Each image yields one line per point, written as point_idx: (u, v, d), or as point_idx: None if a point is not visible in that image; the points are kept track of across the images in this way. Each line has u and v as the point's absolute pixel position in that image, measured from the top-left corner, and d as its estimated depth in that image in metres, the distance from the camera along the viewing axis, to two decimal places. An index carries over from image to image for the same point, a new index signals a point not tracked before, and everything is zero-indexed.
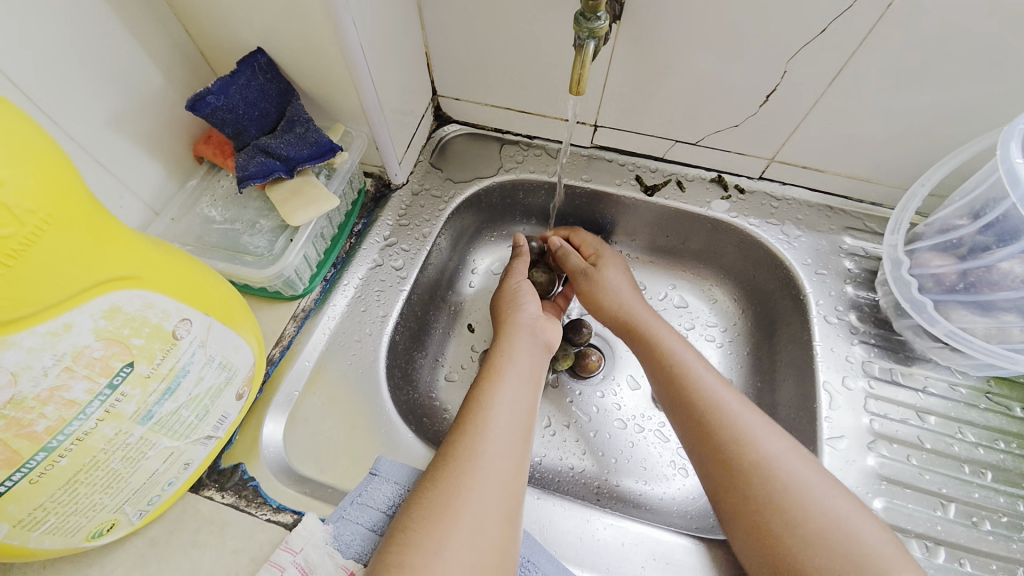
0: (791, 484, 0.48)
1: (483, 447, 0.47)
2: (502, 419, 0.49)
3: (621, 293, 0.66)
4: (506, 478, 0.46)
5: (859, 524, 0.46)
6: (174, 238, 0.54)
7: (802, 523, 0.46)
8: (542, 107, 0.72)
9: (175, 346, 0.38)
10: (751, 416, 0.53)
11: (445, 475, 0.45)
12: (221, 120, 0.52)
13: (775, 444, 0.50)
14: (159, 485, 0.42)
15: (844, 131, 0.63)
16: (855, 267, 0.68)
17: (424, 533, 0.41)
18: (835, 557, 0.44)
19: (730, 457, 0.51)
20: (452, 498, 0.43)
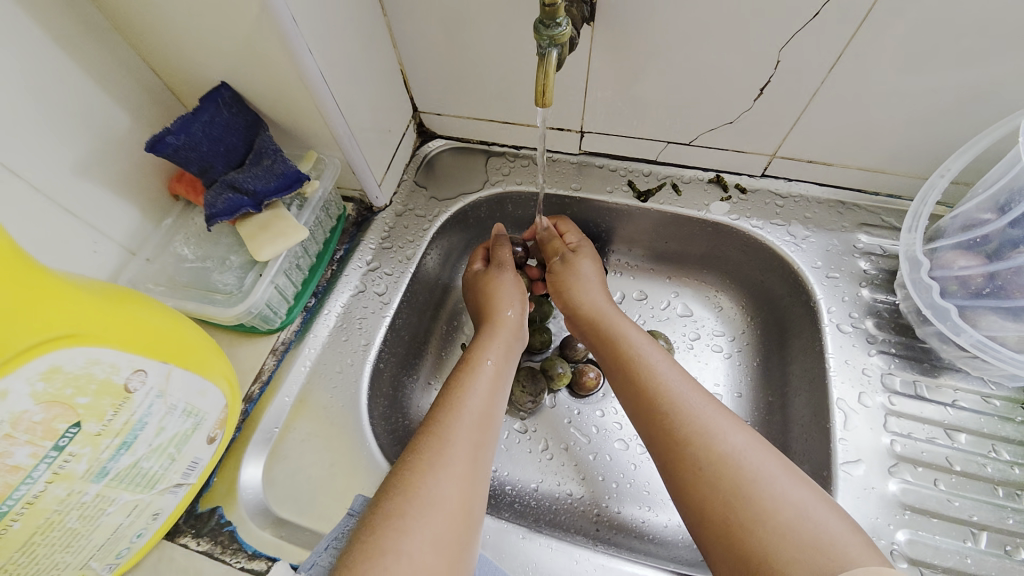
0: (758, 480, 0.44)
1: (450, 453, 0.47)
2: (469, 427, 0.49)
3: (591, 291, 0.64)
4: (469, 485, 0.46)
5: (830, 521, 0.42)
6: (149, 279, 0.53)
7: (775, 523, 0.42)
8: (525, 116, 0.69)
9: (129, 399, 0.38)
10: (713, 410, 0.50)
11: (412, 481, 0.45)
12: (185, 158, 0.50)
13: (737, 438, 0.47)
14: (126, 537, 0.42)
15: (852, 121, 0.58)
16: (871, 268, 0.62)
17: (391, 539, 0.41)
18: (810, 557, 0.40)
19: (692, 453, 0.47)
20: (418, 505, 0.43)
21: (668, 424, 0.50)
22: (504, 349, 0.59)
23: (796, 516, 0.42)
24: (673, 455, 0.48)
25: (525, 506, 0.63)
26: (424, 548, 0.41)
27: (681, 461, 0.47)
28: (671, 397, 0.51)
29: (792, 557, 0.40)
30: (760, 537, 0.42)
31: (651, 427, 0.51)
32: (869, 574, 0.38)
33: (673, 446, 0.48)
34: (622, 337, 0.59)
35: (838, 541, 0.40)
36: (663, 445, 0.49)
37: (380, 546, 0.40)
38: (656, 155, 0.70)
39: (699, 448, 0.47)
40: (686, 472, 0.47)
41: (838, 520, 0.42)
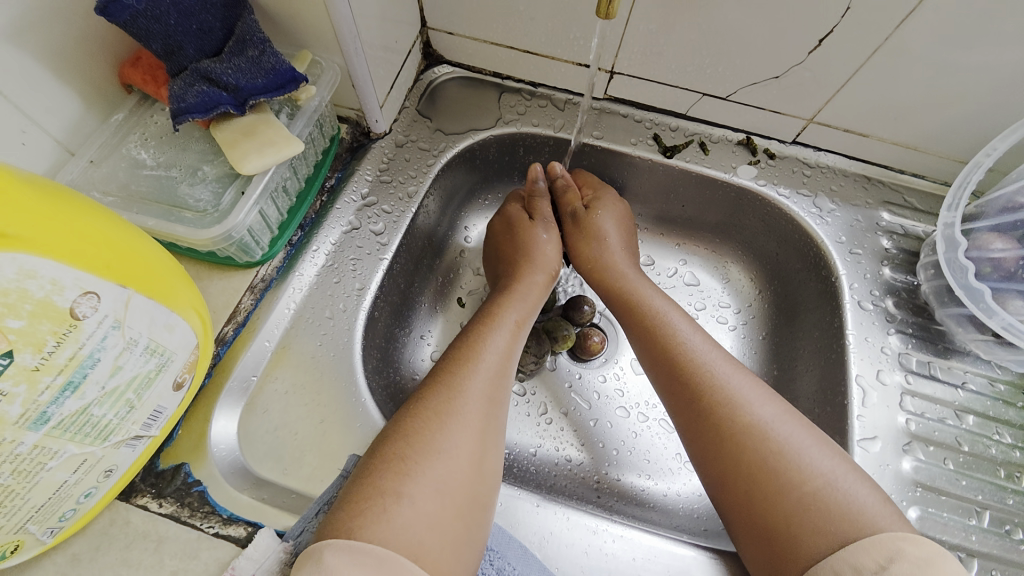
0: (784, 451, 0.42)
1: (463, 401, 0.42)
2: (485, 376, 0.45)
3: (610, 246, 0.59)
4: (481, 436, 0.42)
5: (860, 491, 0.39)
6: (91, 187, 0.43)
7: (800, 493, 0.40)
8: (551, 47, 0.60)
9: (77, 328, 0.30)
10: (741, 377, 0.46)
11: (417, 424, 0.41)
12: (145, 30, 0.40)
13: (767, 410, 0.44)
14: (72, 498, 0.34)
15: (904, 92, 0.54)
16: (892, 247, 0.61)
17: (390, 482, 0.37)
18: (833, 525, 0.38)
19: (722, 420, 0.44)
20: (424, 451, 0.39)
21: (692, 388, 0.46)
22: (527, 303, 0.54)
23: (823, 485, 0.40)
24: (698, 421, 0.45)
25: (523, 471, 0.59)
26: (427, 492, 0.38)
27: (705, 429, 0.45)
28: (698, 362, 0.48)
29: (816, 526, 0.38)
30: (783, 505, 0.40)
31: (672, 392, 0.48)
32: (896, 541, 0.35)
33: (697, 411, 0.46)
34: (644, 300, 0.54)
35: (867, 510, 0.38)
36: (686, 409, 0.47)
37: (379, 488, 0.37)
38: (687, 108, 0.64)
39: (723, 414, 0.44)
40: (714, 444, 0.44)
41: (868, 490, 0.40)
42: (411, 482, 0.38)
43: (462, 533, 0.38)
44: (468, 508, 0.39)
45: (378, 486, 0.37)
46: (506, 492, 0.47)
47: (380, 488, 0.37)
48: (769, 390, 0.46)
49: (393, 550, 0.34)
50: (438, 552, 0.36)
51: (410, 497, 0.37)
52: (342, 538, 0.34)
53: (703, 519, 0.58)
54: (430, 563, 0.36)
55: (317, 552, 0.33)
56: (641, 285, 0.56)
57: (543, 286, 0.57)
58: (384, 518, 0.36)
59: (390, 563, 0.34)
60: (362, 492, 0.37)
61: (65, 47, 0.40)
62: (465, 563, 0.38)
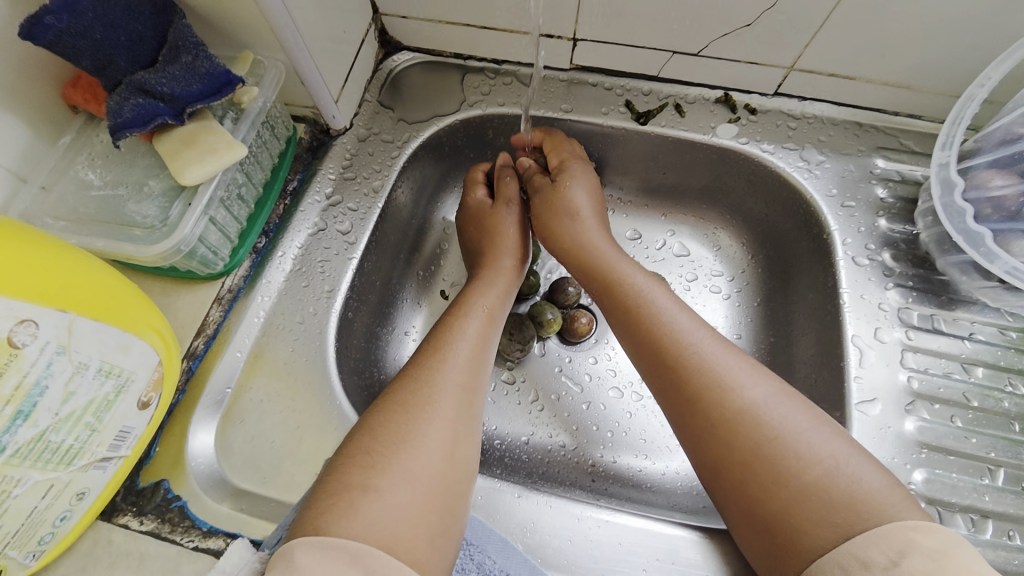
0: (779, 437, 0.39)
1: (434, 391, 0.42)
2: (457, 365, 0.44)
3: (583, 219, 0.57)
4: (454, 423, 0.41)
5: (865, 475, 0.37)
6: (45, 213, 0.42)
7: (800, 484, 0.37)
8: (507, 20, 0.57)
9: (18, 356, 0.30)
10: (729, 358, 0.44)
11: (386, 418, 0.40)
12: (72, 49, 0.39)
13: (758, 392, 0.42)
14: (47, 523, 0.35)
15: (889, 24, 0.50)
16: (888, 196, 0.57)
17: (359, 476, 0.36)
18: (838, 516, 0.35)
19: (711, 412, 0.42)
20: (394, 443, 0.38)
21: (679, 376, 0.44)
22: (501, 291, 0.53)
23: (824, 472, 0.37)
24: (688, 411, 0.43)
25: (515, 460, 0.58)
26: (398, 487, 0.36)
27: (695, 420, 0.43)
28: (679, 343, 0.45)
29: (819, 517, 0.36)
30: (784, 496, 0.38)
31: (657, 373, 0.46)
32: (907, 532, 0.33)
33: (687, 402, 0.43)
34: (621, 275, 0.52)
35: (873, 497, 0.36)
36: (675, 397, 0.44)
37: (347, 483, 0.36)
38: (658, 69, 0.61)
39: (713, 403, 0.42)
40: (706, 436, 0.42)
41: (874, 474, 0.37)
42: (380, 475, 0.36)
43: (437, 530, 0.36)
44: (443, 503, 0.38)
45: (346, 481, 0.36)
46: (486, 484, 0.46)
47: (349, 483, 0.36)
48: (757, 367, 0.44)
49: (362, 544, 0.33)
50: (411, 544, 0.35)
51: (379, 489, 0.36)
52: (311, 536, 0.33)
53: (703, 495, 0.56)
54: (403, 555, 0.34)
55: (289, 551, 0.32)
56: (617, 260, 0.54)
57: (512, 271, 0.56)
58: (352, 512, 0.34)
59: (359, 557, 0.32)
60: (329, 489, 0.36)
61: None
62: (442, 556, 0.37)
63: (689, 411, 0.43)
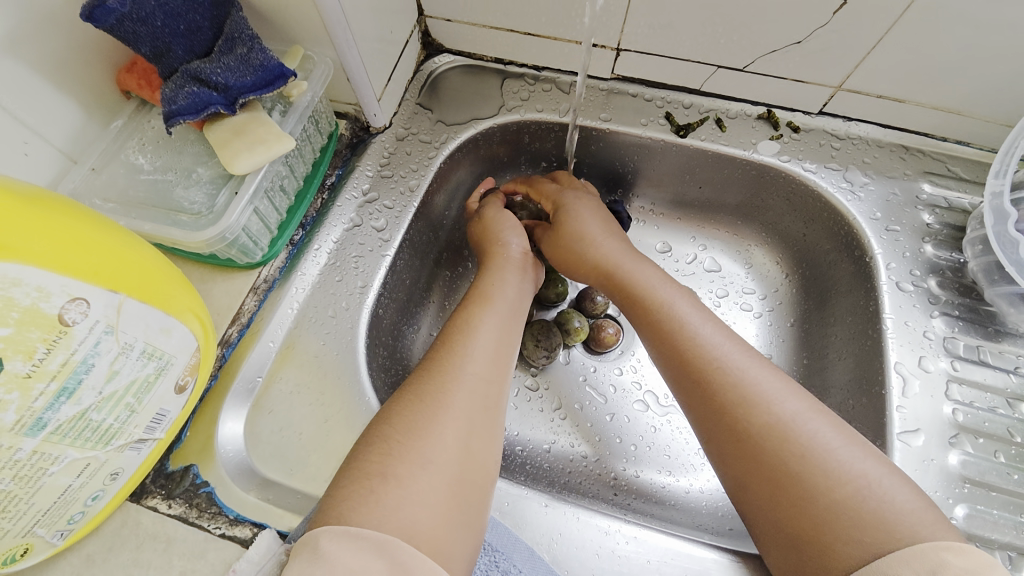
0: (808, 454, 0.37)
1: (451, 382, 0.41)
2: (475, 358, 0.43)
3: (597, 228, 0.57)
4: (473, 414, 0.40)
5: (899, 495, 0.35)
6: (93, 194, 0.43)
7: (829, 501, 0.35)
8: (553, 27, 0.57)
9: (67, 334, 0.30)
10: (758, 369, 0.43)
11: (402, 407, 0.39)
12: (133, 34, 0.40)
13: (791, 405, 0.40)
14: (79, 501, 0.35)
15: (946, 49, 0.49)
16: (934, 222, 0.56)
17: (377, 464, 0.36)
18: (869, 535, 0.33)
19: (737, 421, 0.40)
20: (411, 431, 0.38)
21: (701, 381, 0.43)
22: (519, 288, 0.53)
23: (854, 492, 0.35)
24: (713, 420, 0.42)
25: (536, 468, 0.57)
26: (418, 476, 0.36)
27: (722, 426, 0.41)
28: (706, 346, 0.44)
29: (848, 535, 0.34)
30: (812, 512, 0.35)
31: (682, 380, 0.45)
32: (939, 552, 0.31)
33: (712, 413, 0.42)
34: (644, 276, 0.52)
35: (906, 518, 0.34)
36: (700, 407, 0.43)
37: (367, 469, 0.36)
38: (701, 83, 0.60)
39: (742, 411, 0.40)
40: (732, 443, 0.40)
41: (907, 494, 0.35)
42: (398, 463, 0.36)
43: (454, 524, 0.35)
44: (462, 497, 0.37)
45: (364, 468, 0.36)
46: (513, 490, 0.46)
47: (368, 471, 0.36)
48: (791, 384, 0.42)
49: (387, 535, 0.32)
50: (433, 533, 0.34)
51: (398, 478, 0.35)
52: (334, 523, 0.33)
53: (729, 518, 0.55)
54: (424, 545, 0.33)
55: (313, 539, 0.32)
56: (641, 263, 0.53)
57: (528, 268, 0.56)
58: (373, 499, 0.34)
59: (386, 548, 0.32)
60: (349, 476, 0.36)
61: (60, 55, 0.40)
62: (464, 549, 0.35)
63: (710, 417, 0.42)
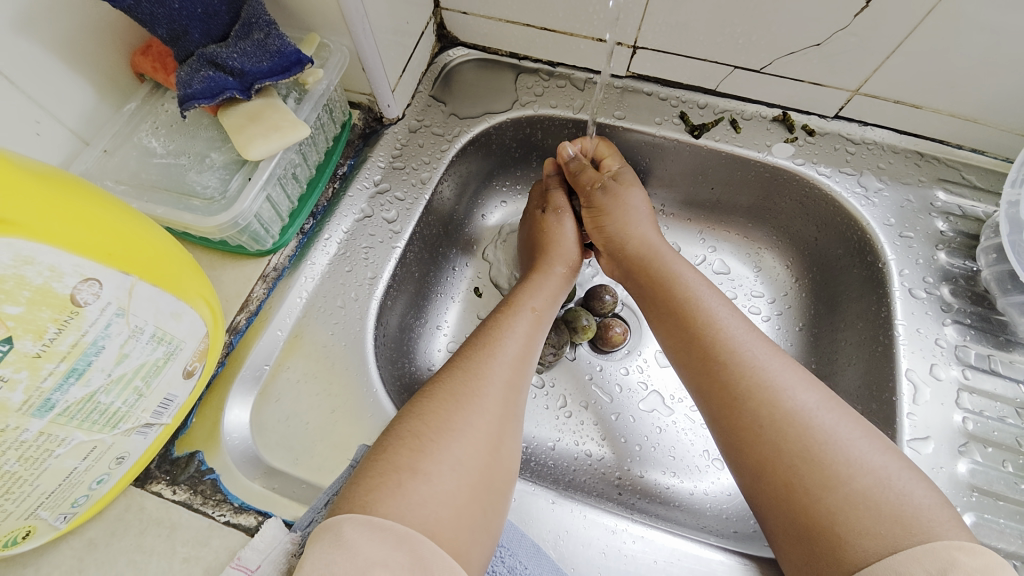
0: (830, 442, 0.38)
1: (483, 384, 0.41)
2: (504, 361, 0.43)
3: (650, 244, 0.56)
4: (501, 420, 0.40)
5: (916, 491, 0.35)
6: (104, 177, 0.43)
7: (847, 491, 0.35)
8: (569, 23, 0.57)
9: (78, 314, 0.30)
10: (780, 362, 0.43)
11: (433, 406, 0.39)
12: (150, 15, 0.39)
13: (803, 397, 0.40)
14: (84, 485, 0.35)
15: (966, 55, 0.48)
16: (948, 230, 0.56)
17: (407, 458, 0.35)
18: (884, 526, 0.33)
19: (749, 418, 0.40)
20: (442, 429, 0.37)
21: (719, 373, 0.43)
22: (549, 293, 0.53)
23: (873, 482, 0.35)
24: (725, 414, 0.42)
25: (541, 465, 0.57)
26: (445, 475, 0.35)
27: (740, 419, 0.41)
28: (735, 347, 0.44)
29: (864, 526, 0.34)
30: (828, 501, 0.35)
31: (703, 376, 0.44)
32: (950, 551, 0.31)
33: (724, 408, 0.42)
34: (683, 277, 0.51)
35: (922, 514, 0.34)
36: (716, 397, 0.43)
37: (395, 463, 0.35)
38: (717, 84, 0.60)
39: (762, 402, 0.40)
40: (747, 437, 0.40)
41: (924, 490, 0.35)
42: (428, 459, 0.36)
43: (474, 527, 0.35)
44: (484, 498, 0.37)
45: (393, 462, 0.35)
46: (519, 487, 0.46)
47: (396, 463, 0.35)
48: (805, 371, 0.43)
49: (409, 529, 0.32)
50: (454, 533, 0.34)
51: (427, 474, 0.35)
52: (358, 512, 0.33)
53: (733, 520, 0.54)
54: (445, 544, 0.33)
55: (335, 525, 0.32)
56: (675, 259, 0.53)
57: (561, 276, 0.55)
58: (400, 494, 0.34)
59: (408, 543, 0.31)
60: (375, 468, 0.35)
61: (74, 34, 0.40)
62: (480, 549, 0.35)
63: (722, 413, 0.42)
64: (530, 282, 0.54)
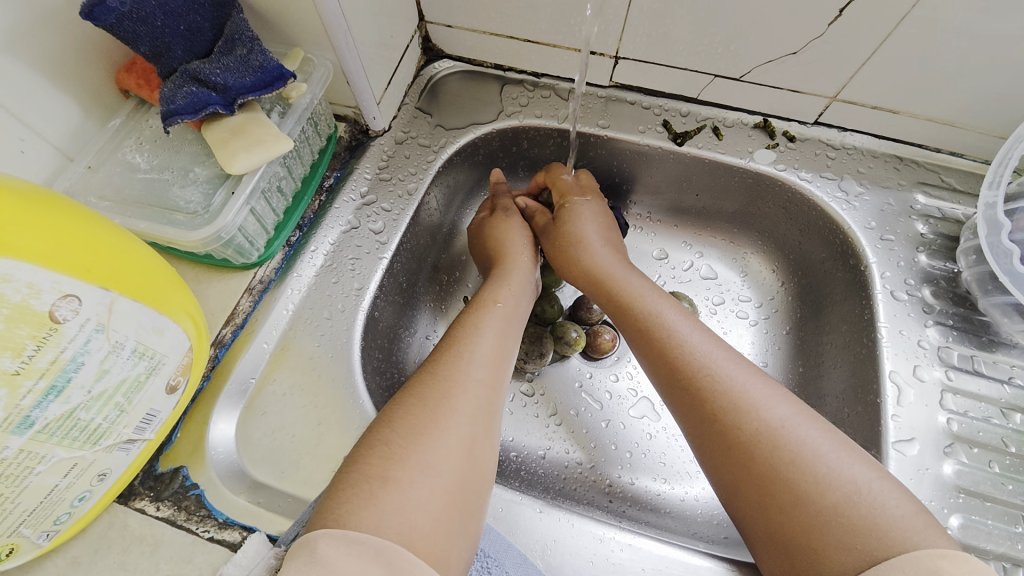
0: (798, 460, 0.38)
1: (454, 386, 0.41)
2: (477, 362, 0.43)
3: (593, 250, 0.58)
4: (474, 421, 0.40)
5: (889, 501, 0.35)
6: (89, 192, 0.43)
7: (819, 507, 0.36)
8: (552, 34, 0.58)
9: (58, 331, 0.30)
10: (746, 377, 0.43)
11: (406, 411, 0.39)
12: (133, 33, 0.40)
13: (775, 413, 0.40)
14: (66, 502, 0.35)
15: (939, 62, 0.49)
16: (929, 232, 0.56)
17: (378, 467, 0.35)
18: (860, 541, 0.34)
19: (725, 432, 0.41)
20: (413, 435, 0.37)
21: (694, 389, 0.44)
22: (523, 296, 0.53)
23: (845, 497, 0.35)
24: (705, 434, 0.42)
25: (531, 474, 0.57)
26: (417, 480, 0.35)
27: (714, 439, 0.42)
28: (697, 363, 0.45)
29: (838, 540, 0.34)
30: (802, 518, 0.36)
31: (674, 389, 0.45)
32: (934, 560, 0.31)
33: (703, 423, 0.42)
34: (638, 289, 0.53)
35: (897, 525, 0.34)
36: (692, 413, 0.43)
37: (367, 472, 0.35)
38: (699, 92, 0.61)
39: (732, 423, 0.41)
40: (723, 454, 0.41)
41: (899, 502, 0.35)
42: (399, 466, 0.36)
43: (450, 532, 0.35)
44: (460, 502, 0.36)
45: (365, 471, 0.35)
46: (507, 497, 0.46)
47: (368, 473, 0.35)
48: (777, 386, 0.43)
49: (386, 539, 0.32)
50: (431, 540, 0.34)
51: (399, 481, 0.35)
52: (332, 527, 0.32)
53: (724, 526, 0.54)
54: (423, 552, 0.33)
55: (311, 542, 0.31)
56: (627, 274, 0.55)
57: (533, 281, 0.56)
58: (373, 503, 0.33)
59: (383, 553, 0.31)
60: (349, 478, 0.35)
61: (59, 53, 0.40)
62: (460, 556, 0.35)
63: (702, 432, 0.42)
64: (498, 278, 0.54)
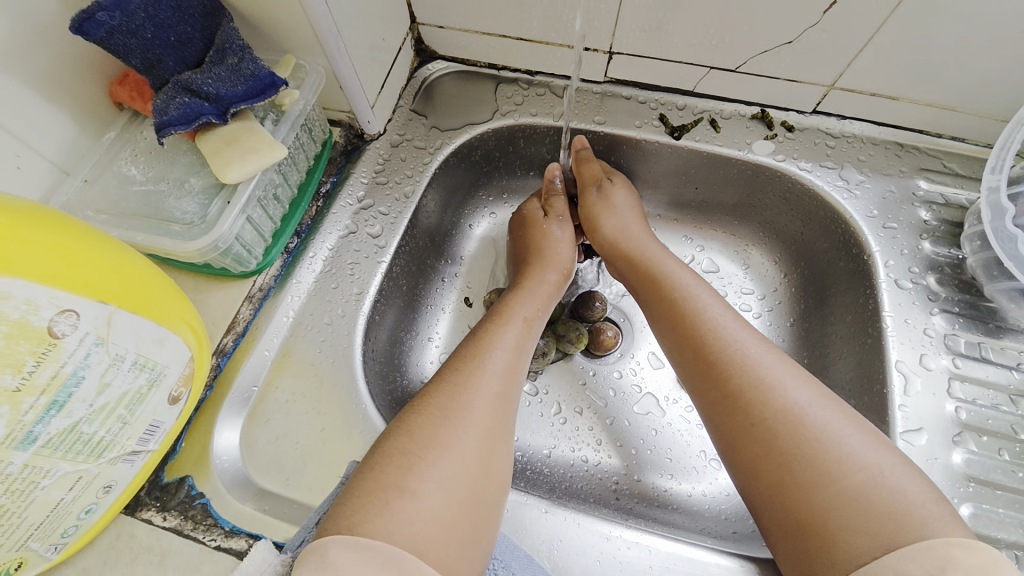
0: (821, 439, 0.38)
1: (471, 396, 0.41)
2: (494, 373, 0.43)
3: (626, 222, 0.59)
4: (489, 433, 0.40)
5: (910, 486, 0.35)
6: (85, 207, 0.43)
7: (839, 487, 0.35)
8: (544, 31, 0.57)
9: (57, 346, 0.30)
10: (774, 358, 0.43)
11: (421, 420, 0.39)
12: (123, 47, 0.40)
13: (801, 393, 0.40)
14: (72, 515, 0.35)
15: (935, 46, 0.49)
16: (932, 219, 0.56)
17: (394, 476, 0.35)
18: (878, 523, 0.33)
19: (749, 408, 0.41)
20: (429, 444, 0.37)
21: (719, 371, 0.43)
22: (536, 301, 0.53)
23: (866, 479, 0.35)
24: (726, 410, 0.42)
25: (537, 474, 0.57)
26: (433, 491, 0.35)
27: (733, 418, 0.41)
28: (723, 345, 0.44)
29: (856, 523, 0.34)
30: (820, 499, 0.35)
31: (697, 374, 0.45)
32: (949, 547, 0.31)
33: (725, 398, 0.42)
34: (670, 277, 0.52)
35: (916, 510, 0.33)
36: (711, 396, 0.43)
37: (383, 481, 0.35)
38: (694, 84, 0.60)
39: (754, 400, 0.41)
40: (742, 430, 0.41)
41: (920, 486, 0.35)
42: (415, 476, 0.35)
43: (464, 543, 0.35)
44: (474, 512, 0.37)
45: (380, 479, 0.35)
46: (512, 497, 0.46)
47: (383, 482, 0.35)
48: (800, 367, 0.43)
49: (397, 548, 0.32)
50: (444, 549, 0.34)
51: (414, 491, 0.35)
52: (344, 534, 0.32)
53: (732, 521, 0.54)
54: (435, 561, 0.33)
55: (322, 547, 0.31)
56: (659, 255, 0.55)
57: (549, 278, 0.56)
58: (388, 512, 0.33)
59: (394, 562, 0.31)
60: (363, 487, 0.35)
61: (51, 68, 0.40)
62: (471, 563, 0.35)
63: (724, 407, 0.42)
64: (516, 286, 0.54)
